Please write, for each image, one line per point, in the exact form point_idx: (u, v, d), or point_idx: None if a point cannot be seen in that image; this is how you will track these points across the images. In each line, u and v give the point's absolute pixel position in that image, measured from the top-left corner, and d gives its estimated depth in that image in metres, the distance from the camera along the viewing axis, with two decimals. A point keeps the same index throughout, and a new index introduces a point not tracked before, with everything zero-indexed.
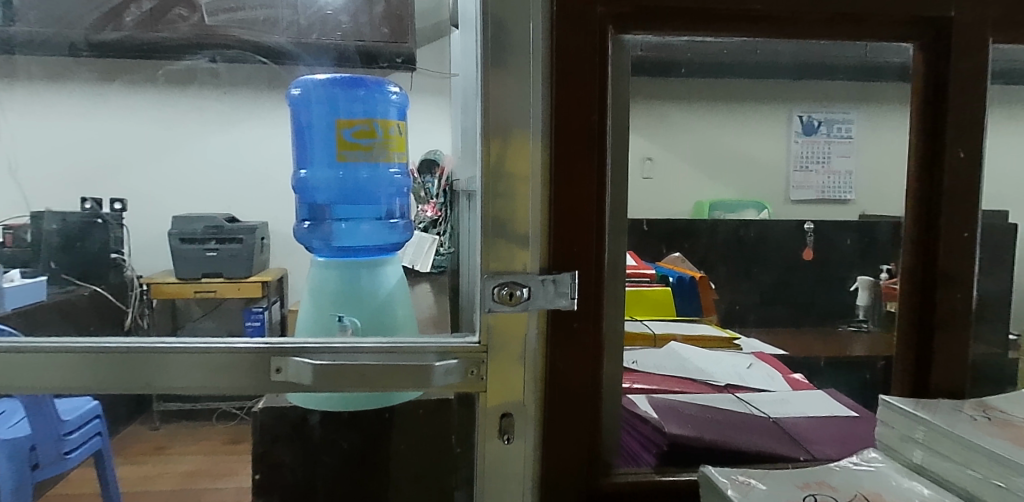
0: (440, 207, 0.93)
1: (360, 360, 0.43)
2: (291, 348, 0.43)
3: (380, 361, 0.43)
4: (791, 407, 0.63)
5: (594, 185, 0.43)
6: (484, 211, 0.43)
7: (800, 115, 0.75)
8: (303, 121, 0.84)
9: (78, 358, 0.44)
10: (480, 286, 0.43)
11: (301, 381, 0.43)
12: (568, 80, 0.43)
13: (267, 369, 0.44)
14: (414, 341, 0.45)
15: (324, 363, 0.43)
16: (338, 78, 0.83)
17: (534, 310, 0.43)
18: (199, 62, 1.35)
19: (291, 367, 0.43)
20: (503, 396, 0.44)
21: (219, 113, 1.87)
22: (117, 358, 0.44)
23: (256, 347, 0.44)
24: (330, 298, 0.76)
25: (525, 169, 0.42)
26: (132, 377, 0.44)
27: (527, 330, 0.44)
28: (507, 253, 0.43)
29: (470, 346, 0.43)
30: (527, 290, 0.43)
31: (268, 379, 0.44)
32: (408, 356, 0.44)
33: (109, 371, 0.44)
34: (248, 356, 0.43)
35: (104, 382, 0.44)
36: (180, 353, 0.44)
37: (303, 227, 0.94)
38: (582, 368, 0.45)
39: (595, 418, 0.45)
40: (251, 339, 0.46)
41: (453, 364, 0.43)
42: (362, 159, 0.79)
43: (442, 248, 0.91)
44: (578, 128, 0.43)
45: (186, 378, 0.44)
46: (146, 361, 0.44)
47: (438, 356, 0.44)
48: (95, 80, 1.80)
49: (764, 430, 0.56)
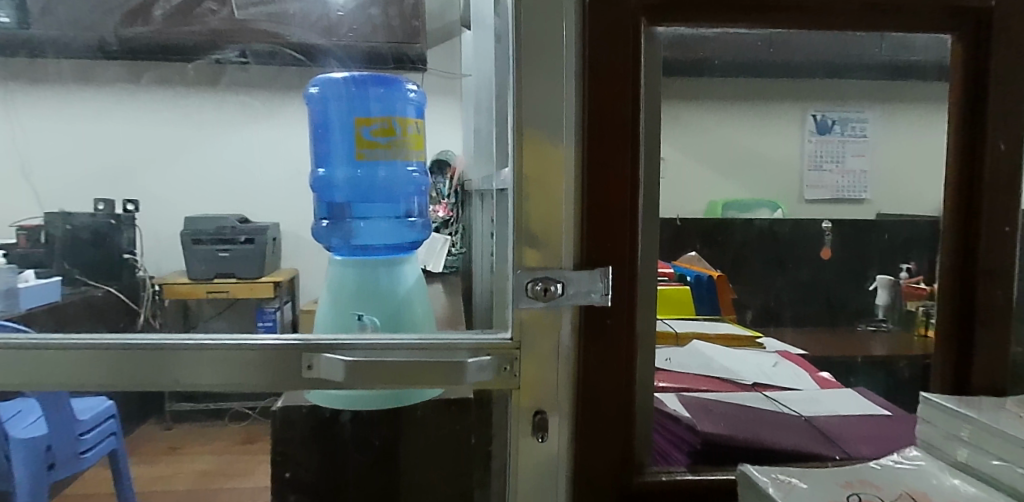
0: (452, 207, 1.05)
1: (392, 356, 0.43)
2: (322, 344, 0.43)
3: (411, 357, 0.43)
4: (822, 407, 0.62)
5: (628, 180, 0.43)
6: (519, 204, 0.42)
7: (814, 113, 0.73)
8: (322, 120, 0.84)
9: (105, 355, 0.43)
10: (514, 282, 0.42)
11: (333, 378, 0.42)
12: (601, 74, 0.42)
13: (298, 365, 0.43)
14: (446, 338, 0.44)
15: (356, 359, 0.42)
16: (356, 77, 0.83)
17: (568, 305, 0.42)
18: (229, 57, 1.35)
19: (321, 363, 0.43)
20: (537, 393, 0.43)
21: (243, 112, 1.89)
22: (144, 354, 0.43)
23: (285, 343, 0.43)
24: (350, 297, 0.76)
25: (559, 164, 0.42)
26: (162, 375, 0.44)
27: (562, 323, 0.43)
28: (542, 250, 0.42)
29: (504, 342, 0.43)
30: (561, 285, 0.42)
31: (299, 376, 0.43)
32: (440, 353, 0.43)
33: (136, 368, 0.44)
34: (280, 353, 0.43)
35: (132, 379, 0.44)
36: (210, 349, 0.44)
37: (322, 226, 0.94)
38: (616, 365, 0.44)
39: (629, 414, 0.45)
40: (281, 336, 0.45)
41: (486, 360, 0.42)
42: (382, 158, 0.78)
43: (453, 248, 1.02)
44: (612, 123, 0.42)
45: (213, 376, 0.44)
46: (173, 358, 0.43)
47: (471, 353, 0.43)
48: (115, 81, 1.81)
49: (797, 428, 0.55)
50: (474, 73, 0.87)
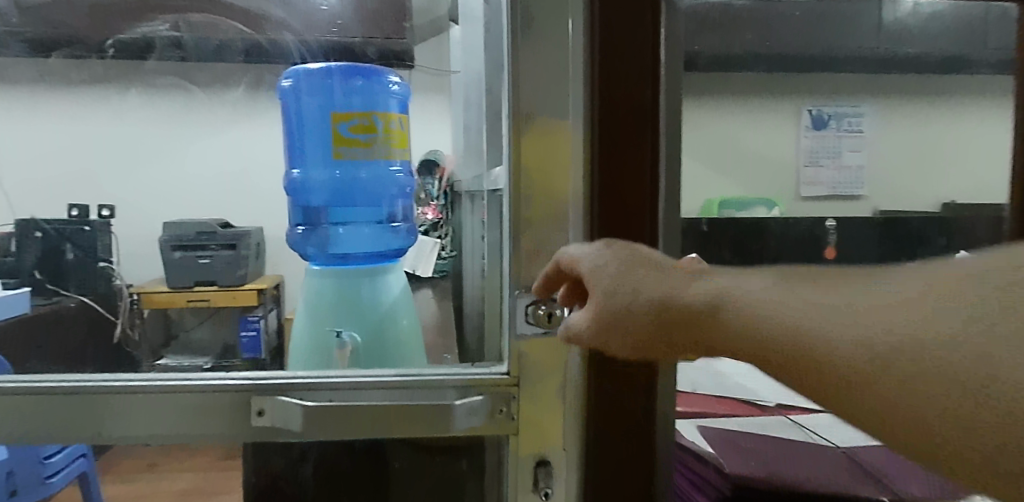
0: (441, 209, 0.97)
1: (368, 399, 0.39)
2: (276, 387, 0.38)
3: (388, 399, 0.39)
4: None
5: (647, 178, 0.37)
6: (518, 211, 0.40)
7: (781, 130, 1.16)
8: (294, 116, 0.76)
9: (35, 402, 0.38)
10: (512, 303, 0.40)
11: (289, 426, 0.38)
12: (612, 55, 0.36)
13: (247, 411, 0.38)
14: (433, 373, 0.41)
15: (317, 403, 0.39)
16: (327, 67, 0.75)
17: (571, 336, 0.39)
18: (159, 31, 1.05)
19: (275, 408, 0.38)
20: (538, 434, 0.40)
21: (218, 105, 1.77)
22: (61, 402, 0.38)
23: (231, 385, 0.38)
24: (327, 313, 0.69)
25: (563, 168, 0.39)
26: (98, 427, 0.38)
27: (568, 357, 0.39)
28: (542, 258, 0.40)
29: (498, 380, 0.40)
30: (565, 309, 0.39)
31: (248, 424, 0.38)
32: (424, 394, 0.39)
33: (50, 415, 0.38)
34: (232, 395, 0.38)
35: (61, 433, 0.38)
36: (141, 394, 0.38)
37: (297, 232, 0.86)
38: (632, 408, 0.38)
39: (649, 463, 0.38)
40: (236, 374, 0.40)
41: (477, 401, 0.39)
42: (360, 157, 0.71)
43: (443, 251, 0.92)
44: (626, 111, 0.36)
45: (142, 426, 0.38)
46: (97, 404, 0.38)
47: (459, 391, 0.40)
48: (71, 83, 1.65)
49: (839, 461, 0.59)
50: (461, 70, 0.82)
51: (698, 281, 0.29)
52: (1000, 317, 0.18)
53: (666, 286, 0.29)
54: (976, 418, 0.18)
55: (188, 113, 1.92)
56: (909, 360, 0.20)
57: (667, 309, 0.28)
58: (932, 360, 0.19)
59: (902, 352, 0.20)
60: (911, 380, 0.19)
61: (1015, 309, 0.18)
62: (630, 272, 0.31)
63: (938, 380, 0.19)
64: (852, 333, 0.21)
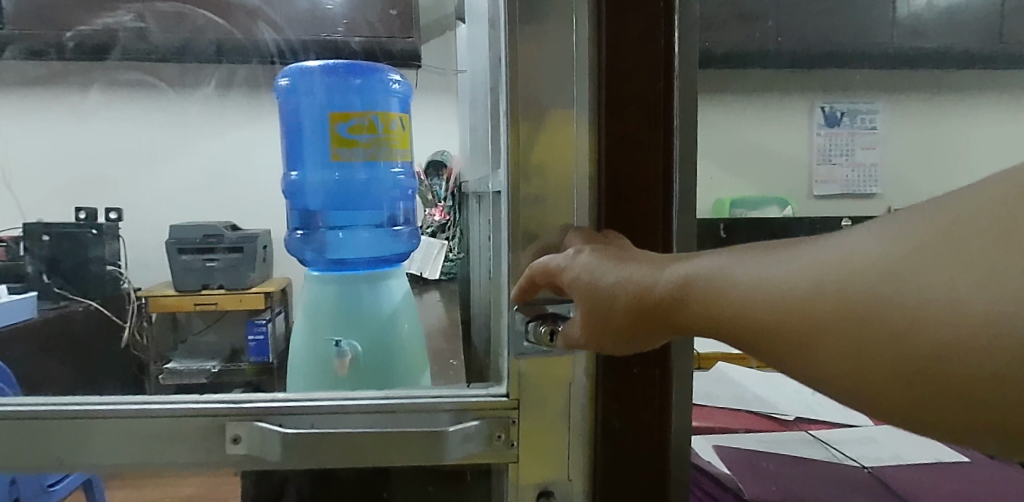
0: (449, 210, 0.97)
1: (357, 424, 0.37)
2: (252, 412, 0.37)
3: (379, 425, 0.37)
4: (872, 452, 0.67)
5: (660, 178, 0.36)
6: (516, 220, 0.37)
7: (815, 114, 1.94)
8: (291, 115, 0.74)
9: (6, 427, 0.37)
10: (512, 317, 0.37)
11: (267, 456, 0.37)
12: (623, 49, 0.35)
13: (222, 438, 0.37)
14: (424, 396, 0.39)
15: (299, 430, 0.37)
16: (331, 65, 0.73)
17: (577, 357, 0.36)
18: (123, 22, 1.30)
19: (251, 436, 0.37)
20: (540, 461, 0.38)
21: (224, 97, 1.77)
22: (23, 428, 0.37)
23: (203, 409, 0.37)
24: (325, 322, 0.67)
25: (564, 171, 0.36)
26: (71, 454, 0.37)
27: (572, 378, 0.37)
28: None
29: (496, 403, 0.37)
30: None
31: (223, 451, 0.37)
32: (417, 419, 0.37)
33: (9, 442, 0.37)
34: (207, 421, 0.37)
35: (32, 460, 0.37)
36: (115, 420, 0.37)
37: (296, 236, 0.85)
38: (642, 429, 0.36)
39: (660, 488, 0.36)
40: (215, 396, 0.39)
41: (473, 428, 0.37)
42: (359, 158, 0.68)
43: (450, 254, 0.94)
44: (638, 106, 0.35)
45: (114, 450, 0.37)
46: (61, 429, 0.37)
47: (454, 417, 0.37)
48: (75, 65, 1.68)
49: (859, 479, 0.58)
50: (467, 70, 0.80)
51: (663, 267, 0.27)
52: (950, 266, 0.18)
53: (632, 273, 0.28)
54: (949, 364, 0.18)
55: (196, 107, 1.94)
56: (878, 319, 0.19)
57: (642, 300, 0.27)
58: (896, 322, 0.19)
59: (873, 315, 0.20)
60: (878, 340, 0.20)
61: (958, 259, 0.18)
62: (597, 261, 0.30)
63: (910, 347, 0.19)
64: (820, 303, 0.21)
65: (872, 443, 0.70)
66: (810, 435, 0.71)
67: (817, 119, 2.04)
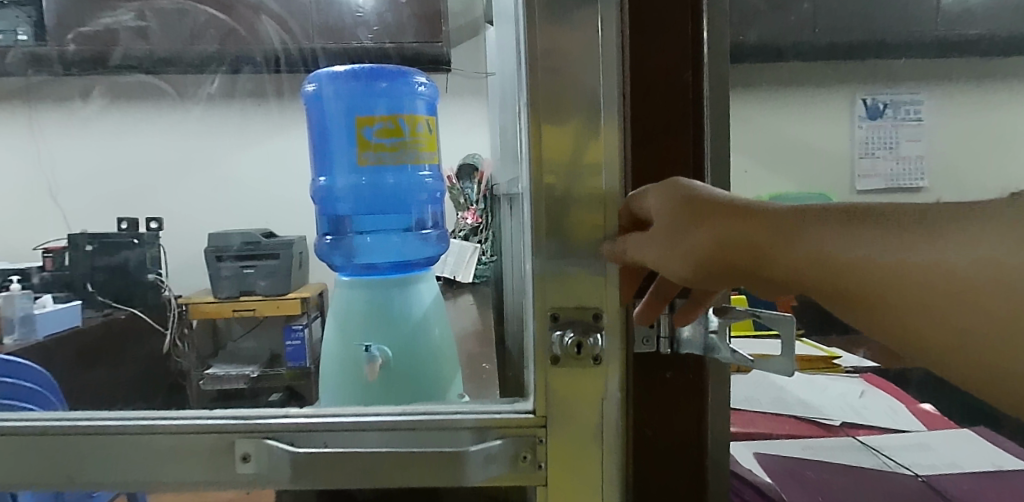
0: (480, 213, 0.95)
1: (374, 442, 0.37)
2: (260, 430, 0.37)
3: (397, 447, 0.36)
4: (931, 458, 0.63)
5: (691, 169, 0.36)
6: (535, 224, 0.34)
7: (863, 97, 1.99)
8: (321, 122, 0.74)
9: (22, 441, 0.38)
10: (539, 327, 0.35)
11: (276, 474, 0.37)
12: (652, 35, 0.35)
13: (231, 457, 0.37)
14: (445, 413, 0.37)
15: (310, 450, 0.37)
16: (357, 70, 0.73)
17: (609, 360, 0.35)
18: (123, 21, 1.47)
19: (260, 453, 0.37)
20: (572, 485, 0.35)
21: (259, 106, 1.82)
22: (32, 444, 0.38)
23: (214, 426, 0.37)
24: (356, 324, 0.67)
25: (595, 168, 0.33)
26: (77, 472, 0.38)
27: (606, 392, 0.35)
28: (578, 277, 0.34)
29: (522, 421, 0.36)
30: (600, 337, 0.34)
31: (232, 470, 0.37)
32: (439, 437, 0.36)
33: (26, 459, 0.39)
34: (208, 438, 0.37)
35: (44, 474, 0.39)
36: (120, 436, 0.38)
37: (326, 241, 0.86)
38: (683, 429, 0.37)
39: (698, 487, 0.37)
40: (224, 412, 0.39)
41: (496, 448, 0.36)
42: (387, 162, 0.67)
43: (483, 256, 0.92)
44: (669, 94, 0.35)
45: (124, 470, 0.38)
46: (73, 445, 0.38)
47: (476, 434, 0.36)
48: (100, 67, 1.74)
49: (916, 490, 0.54)
50: (496, 72, 0.79)
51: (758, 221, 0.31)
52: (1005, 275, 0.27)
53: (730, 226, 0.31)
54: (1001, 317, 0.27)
55: (232, 116, 2.00)
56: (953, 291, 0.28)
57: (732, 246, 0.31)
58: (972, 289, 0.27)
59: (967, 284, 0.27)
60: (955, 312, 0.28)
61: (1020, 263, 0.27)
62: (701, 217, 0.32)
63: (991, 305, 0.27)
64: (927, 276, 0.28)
65: (923, 449, 0.66)
66: (858, 441, 0.67)
67: (859, 111, 1.98)
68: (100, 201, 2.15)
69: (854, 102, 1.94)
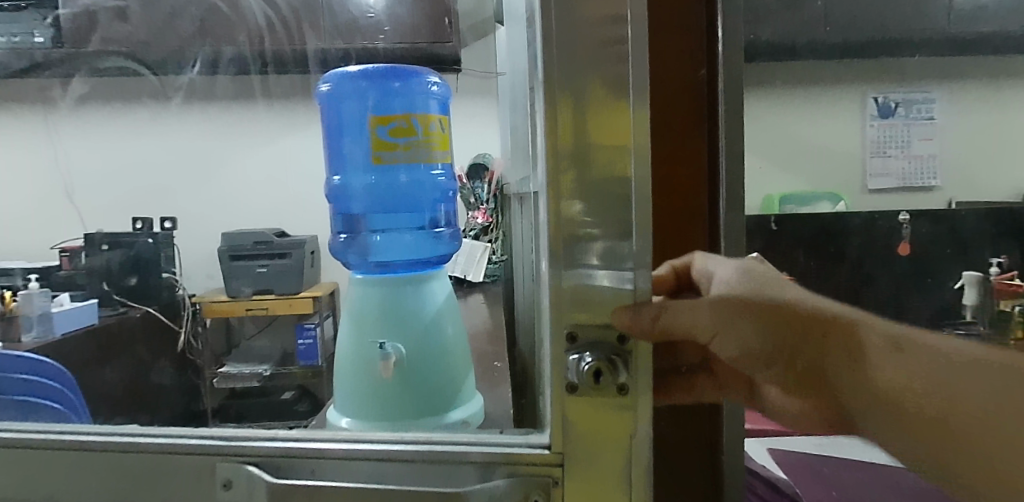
0: (490, 213, 1.01)
1: (364, 476, 0.31)
2: (239, 453, 0.33)
3: (393, 484, 0.30)
4: None
5: (707, 167, 0.37)
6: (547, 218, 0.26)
7: (877, 96, 1.92)
8: (336, 121, 0.75)
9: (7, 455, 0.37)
10: (552, 347, 0.27)
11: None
12: (668, 31, 0.36)
13: (213, 481, 0.34)
14: (453, 444, 0.31)
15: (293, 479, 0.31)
16: (369, 69, 0.73)
17: (641, 394, 0.26)
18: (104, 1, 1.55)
19: (240, 481, 0.33)
20: None
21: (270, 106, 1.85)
22: (12, 457, 0.38)
23: (189, 447, 0.34)
24: (369, 320, 0.65)
25: (618, 148, 0.25)
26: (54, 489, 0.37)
27: (636, 431, 0.27)
28: (596, 294, 0.26)
29: (536, 458, 0.28)
30: (629, 368, 0.26)
31: (213, 495, 0.34)
32: (444, 471, 0.30)
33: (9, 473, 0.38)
34: (190, 457, 0.34)
35: (25, 487, 0.37)
36: (96, 452, 0.36)
37: (340, 241, 0.87)
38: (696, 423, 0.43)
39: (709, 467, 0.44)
40: (209, 429, 0.36)
41: (500, 489, 0.28)
42: (401, 161, 0.67)
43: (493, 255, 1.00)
44: (685, 93, 0.37)
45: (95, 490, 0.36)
46: (50, 461, 0.37)
47: (483, 471, 0.30)
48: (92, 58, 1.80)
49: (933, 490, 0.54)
50: (506, 72, 0.80)
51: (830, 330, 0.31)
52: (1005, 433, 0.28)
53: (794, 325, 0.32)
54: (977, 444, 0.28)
55: (243, 116, 2.02)
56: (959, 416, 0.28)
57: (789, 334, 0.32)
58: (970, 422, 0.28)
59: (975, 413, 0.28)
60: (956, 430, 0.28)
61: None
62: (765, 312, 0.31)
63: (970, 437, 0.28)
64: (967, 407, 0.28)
65: None
66: None
67: (871, 110, 1.92)
68: (113, 202, 2.18)
69: (868, 100, 1.91)
